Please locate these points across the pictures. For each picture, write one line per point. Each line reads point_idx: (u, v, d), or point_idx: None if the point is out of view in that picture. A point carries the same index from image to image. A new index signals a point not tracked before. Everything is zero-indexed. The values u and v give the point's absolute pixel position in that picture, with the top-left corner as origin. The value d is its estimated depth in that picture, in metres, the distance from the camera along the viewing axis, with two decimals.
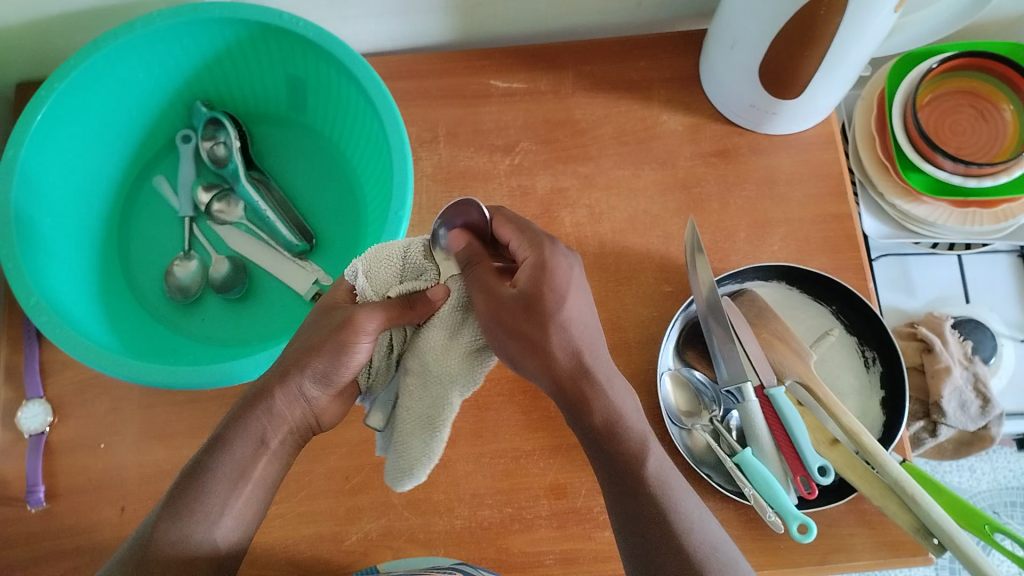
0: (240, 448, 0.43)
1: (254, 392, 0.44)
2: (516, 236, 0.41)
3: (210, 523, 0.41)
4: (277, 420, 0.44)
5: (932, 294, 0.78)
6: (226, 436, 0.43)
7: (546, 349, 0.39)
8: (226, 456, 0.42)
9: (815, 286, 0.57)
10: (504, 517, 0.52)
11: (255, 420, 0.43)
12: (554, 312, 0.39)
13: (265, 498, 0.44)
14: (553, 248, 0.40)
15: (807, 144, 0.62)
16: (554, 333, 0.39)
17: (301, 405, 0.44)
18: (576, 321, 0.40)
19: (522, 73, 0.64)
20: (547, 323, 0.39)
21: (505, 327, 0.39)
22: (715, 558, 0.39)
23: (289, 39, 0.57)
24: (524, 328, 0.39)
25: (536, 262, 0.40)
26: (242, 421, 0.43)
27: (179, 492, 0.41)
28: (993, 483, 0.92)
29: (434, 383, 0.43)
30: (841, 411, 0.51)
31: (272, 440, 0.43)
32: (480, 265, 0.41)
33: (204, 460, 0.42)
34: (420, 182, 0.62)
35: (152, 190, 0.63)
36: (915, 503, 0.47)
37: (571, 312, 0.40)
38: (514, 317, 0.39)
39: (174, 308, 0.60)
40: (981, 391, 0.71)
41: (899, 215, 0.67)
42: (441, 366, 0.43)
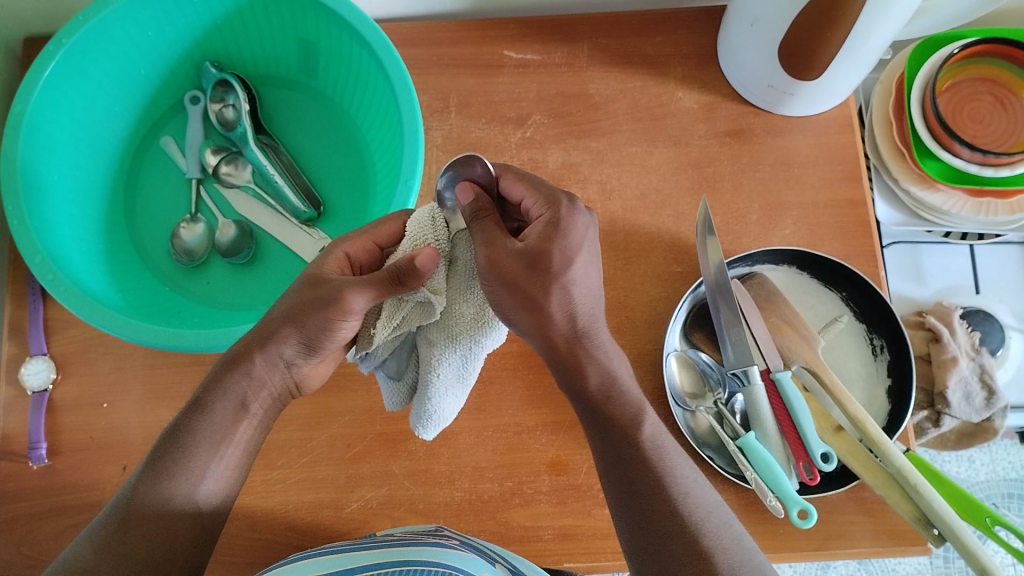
0: (219, 412, 0.42)
1: (232, 353, 0.43)
2: (530, 194, 0.39)
3: (189, 488, 0.41)
4: (256, 385, 0.43)
5: (941, 284, 0.77)
6: (205, 400, 0.42)
7: (550, 322, 0.39)
8: (203, 423, 0.42)
9: (825, 272, 0.56)
10: (505, 491, 0.52)
11: (232, 383, 0.43)
12: (561, 273, 0.38)
13: (244, 460, 0.44)
14: (570, 207, 0.38)
15: (824, 127, 0.61)
16: (557, 304, 0.38)
17: (282, 371, 0.44)
18: (582, 295, 0.39)
19: (537, 45, 0.63)
20: (551, 284, 0.38)
21: (503, 280, 0.38)
22: (711, 523, 0.40)
23: (304, 3, 0.56)
24: (526, 285, 0.37)
25: (550, 221, 0.37)
26: (221, 384, 0.43)
27: (159, 456, 0.42)
28: (991, 473, 0.92)
29: (466, 353, 0.42)
30: (847, 399, 0.50)
31: (251, 404, 0.43)
32: (487, 219, 0.39)
33: (181, 423, 0.42)
34: (430, 151, 0.61)
35: (159, 150, 0.63)
36: (918, 494, 0.47)
37: (576, 275, 0.38)
38: (515, 272, 0.37)
39: (180, 270, 0.59)
40: (987, 382, 0.71)
41: (913, 203, 0.66)
42: (470, 337, 0.42)
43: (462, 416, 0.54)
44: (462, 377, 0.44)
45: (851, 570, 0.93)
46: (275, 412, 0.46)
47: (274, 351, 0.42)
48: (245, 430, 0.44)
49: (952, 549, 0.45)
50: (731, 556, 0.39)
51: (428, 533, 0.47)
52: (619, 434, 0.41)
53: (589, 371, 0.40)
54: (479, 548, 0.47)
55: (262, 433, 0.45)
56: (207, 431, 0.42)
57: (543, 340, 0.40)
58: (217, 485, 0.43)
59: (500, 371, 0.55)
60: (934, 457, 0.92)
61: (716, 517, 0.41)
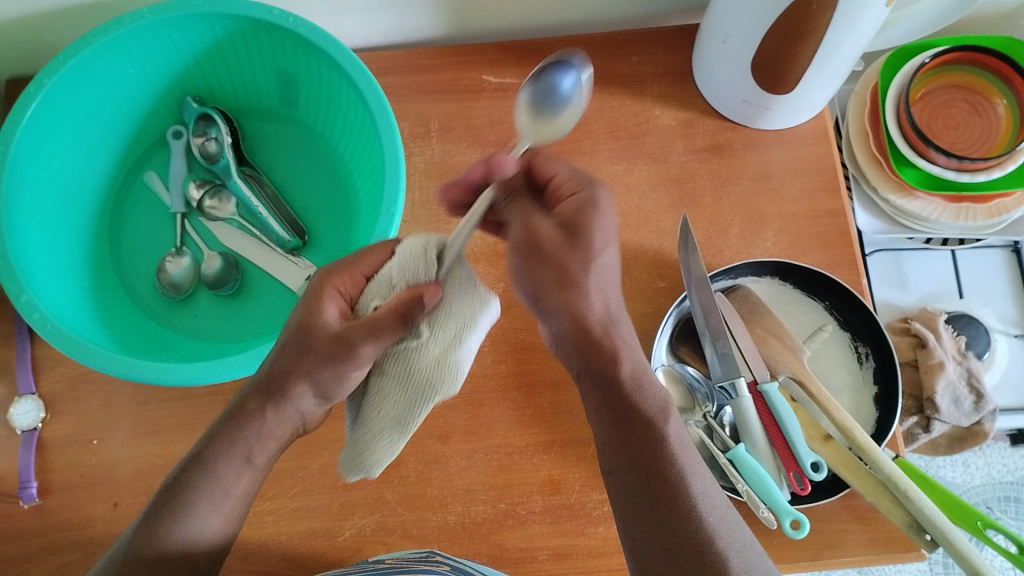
0: (223, 468, 0.42)
1: (236, 405, 0.44)
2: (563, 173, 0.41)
3: (190, 538, 0.41)
4: (263, 440, 0.43)
5: (926, 289, 0.78)
6: (209, 458, 0.42)
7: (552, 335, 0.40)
8: (201, 484, 0.42)
9: (808, 282, 0.57)
10: (498, 512, 0.52)
11: (239, 439, 0.43)
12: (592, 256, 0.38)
13: (242, 507, 0.44)
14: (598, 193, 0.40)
15: (800, 139, 0.61)
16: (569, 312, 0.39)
17: (292, 419, 0.44)
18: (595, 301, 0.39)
19: (515, 68, 0.64)
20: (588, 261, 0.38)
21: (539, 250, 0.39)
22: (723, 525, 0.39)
23: (281, 35, 0.56)
24: (564, 258, 0.38)
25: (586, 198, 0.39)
26: (227, 441, 0.42)
27: (155, 512, 0.41)
28: (986, 477, 0.92)
29: (416, 389, 0.41)
30: (834, 407, 0.51)
31: (257, 458, 0.43)
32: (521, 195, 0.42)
33: (183, 476, 0.42)
34: (413, 177, 0.62)
35: (144, 186, 0.63)
36: (908, 499, 0.47)
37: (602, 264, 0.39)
38: (556, 245, 0.38)
39: (166, 304, 0.59)
40: (975, 386, 0.71)
41: (892, 211, 0.67)
42: (425, 376, 0.41)
43: (453, 439, 0.54)
44: (402, 425, 0.42)
45: None
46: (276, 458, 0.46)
47: (283, 408, 0.43)
48: (248, 482, 0.44)
49: (945, 554, 0.45)
50: (744, 560, 0.38)
51: (420, 559, 0.47)
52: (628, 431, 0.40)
53: (624, 357, 0.39)
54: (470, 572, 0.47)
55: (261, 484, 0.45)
56: (205, 486, 0.42)
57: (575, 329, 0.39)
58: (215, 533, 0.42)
59: (490, 392, 0.55)
60: (928, 463, 0.92)
61: (730, 519, 0.39)
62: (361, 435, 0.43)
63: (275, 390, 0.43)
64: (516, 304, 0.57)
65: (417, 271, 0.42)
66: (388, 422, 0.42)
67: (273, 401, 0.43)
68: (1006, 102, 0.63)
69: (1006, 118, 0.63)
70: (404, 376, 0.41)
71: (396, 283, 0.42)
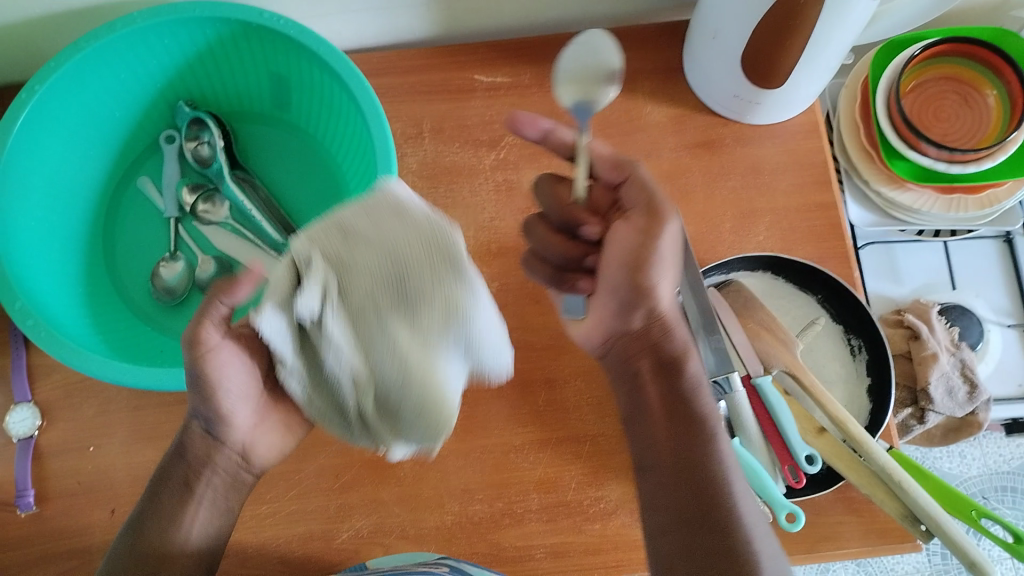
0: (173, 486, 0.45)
1: (177, 442, 0.47)
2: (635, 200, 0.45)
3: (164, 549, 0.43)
4: (201, 466, 0.46)
5: (919, 282, 0.78)
6: (162, 479, 0.46)
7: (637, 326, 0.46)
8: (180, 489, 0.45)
9: (799, 275, 0.57)
10: (495, 511, 0.52)
11: (179, 462, 0.46)
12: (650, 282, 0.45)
13: (220, 528, 0.47)
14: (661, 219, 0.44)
15: (791, 134, 0.62)
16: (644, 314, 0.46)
17: (223, 448, 0.46)
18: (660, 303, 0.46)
19: (506, 68, 0.64)
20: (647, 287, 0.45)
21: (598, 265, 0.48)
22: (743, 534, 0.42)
23: (272, 38, 0.56)
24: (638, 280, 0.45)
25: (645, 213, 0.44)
26: (168, 466, 0.46)
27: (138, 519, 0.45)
28: (983, 468, 0.93)
29: (401, 312, 0.38)
30: (827, 400, 0.51)
31: (195, 482, 0.45)
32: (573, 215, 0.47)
33: (140, 513, 0.45)
34: (405, 178, 0.62)
35: (137, 191, 0.63)
36: (903, 491, 0.48)
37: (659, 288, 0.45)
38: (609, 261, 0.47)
39: (161, 309, 0.60)
40: (968, 376, 0.71)
41: (884, 204, 0.67)
42: (391, 291, 0.38)
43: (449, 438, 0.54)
44: (407, 373, 0.39)
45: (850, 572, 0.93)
46: (232, 494, 0.47)
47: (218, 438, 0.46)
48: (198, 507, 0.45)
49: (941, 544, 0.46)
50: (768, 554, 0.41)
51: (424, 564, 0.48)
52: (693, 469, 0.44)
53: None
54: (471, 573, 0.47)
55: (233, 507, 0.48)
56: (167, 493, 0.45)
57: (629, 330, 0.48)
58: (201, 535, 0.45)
59: (485, 391, 0.55)
60: (924, 455, 0.93)
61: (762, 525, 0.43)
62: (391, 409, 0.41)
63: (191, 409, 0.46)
64: (510, 304, 0.58)
65: (291, 263, 0.37)
66: (400, 376, 0.39)
67: (189, 419, 0.46)
68: (996, 92, 0.63)
69: (996, 111, 0.63)
70: (369, 312, 0.38)
71: (283, 273, 0.37)
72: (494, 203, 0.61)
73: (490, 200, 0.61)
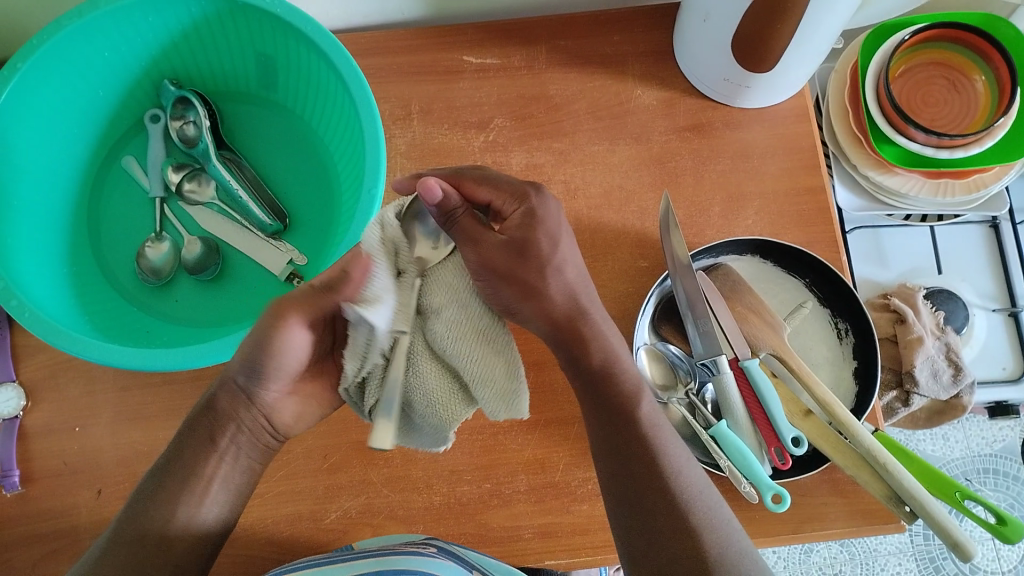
0: (194, 457, 0.44)
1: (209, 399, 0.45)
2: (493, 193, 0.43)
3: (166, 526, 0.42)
4: (229, 418, 0.45)
5: (905, 266, 0.79)
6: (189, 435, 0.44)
7: (541, 292, 0.43)
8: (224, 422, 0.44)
9: (788, 259, 0.57)
10: (483, 492, 0.52)
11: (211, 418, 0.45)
12: (549, 257, 0.43)
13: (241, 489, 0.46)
14: (537, 196, 0.43)
15: (780, 118, 0.62)
16: (550, 279, 0.43)
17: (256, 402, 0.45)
18: (570, 272, 0.44)
19: (495, 49, 0.63)
20: (544, 268, 0.43)
21: (495, 272, 0.41)
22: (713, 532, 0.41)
23: (258, 17, 0.56)
24: (522, 273, 0.42)
25: (526, 211, 0.42)
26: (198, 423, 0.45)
27: (145, 497, 0.43)
28: (966, 450, 0.94)
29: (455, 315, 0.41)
30: (814, 382, 0.52)
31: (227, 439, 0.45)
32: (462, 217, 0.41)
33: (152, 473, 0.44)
34: (394, 160, 0.61)
35: (122, 170, 0.62)
36: (886, 471, 0.48)
37: (561, 255, 0.43)
38: (509, 264, 0.41)
39: (148, 290, 0.59)
40: (952, 360, 0.72)
41: (872, 188, 0.67)
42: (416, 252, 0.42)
43: None
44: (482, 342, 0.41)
45: (833, 552, 0.94)
46: (262, 448, 0.47)
47: (249, 387, 0.44)
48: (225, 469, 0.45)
49: (926, 526, 0.46)
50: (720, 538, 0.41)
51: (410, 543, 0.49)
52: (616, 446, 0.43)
53: (593, 346, 0.44)
54: (459, 555, 0.49)
55: (262, 463, 0.47)
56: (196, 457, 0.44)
57: (546, 322, 0.45)
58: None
59: None
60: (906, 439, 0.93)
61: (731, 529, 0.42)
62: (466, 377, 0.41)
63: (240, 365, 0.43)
64: None
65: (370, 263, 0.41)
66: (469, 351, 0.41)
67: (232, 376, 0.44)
68: (984, 78, 0.63)
69: (985, 94, 0.63)
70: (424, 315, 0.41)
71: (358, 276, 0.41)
72: None
73: None
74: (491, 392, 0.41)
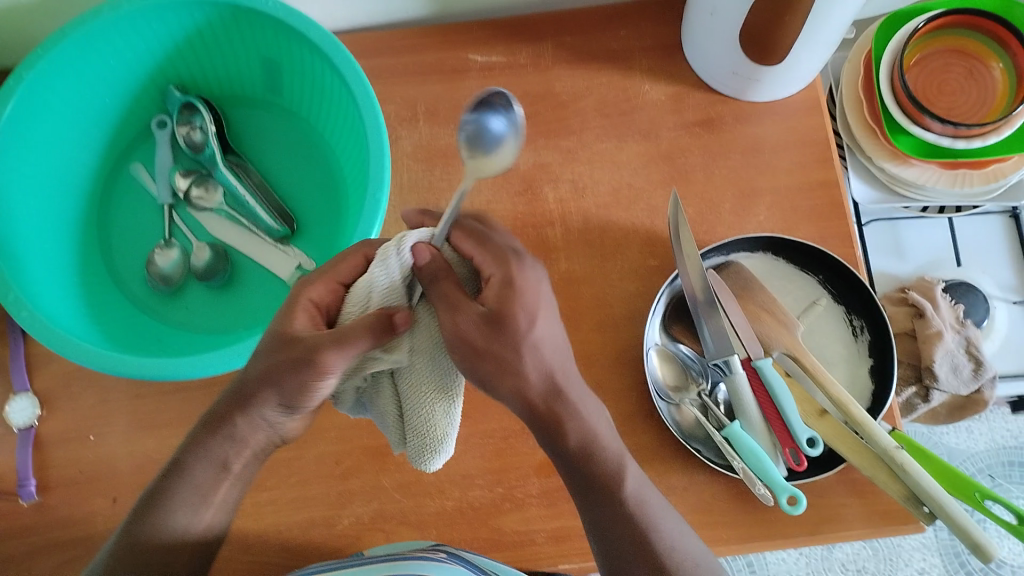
0: (200, 474, 0.44)
1: (209, 416, 0.45)
2: (478, 252, 0.42)
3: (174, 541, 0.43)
4: (240, 445, 0.44)
5: (923, 259, 0.78)
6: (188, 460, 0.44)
7: (516, 368, 0.40)
8: (225, 441, 0.44)
9: (801, 256, 0.56)
10: (495, 497, 0.52)
11: (214, 446, 0.44)
12: (525, 334, 0.40)
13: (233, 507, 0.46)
14: (519, 264, 0.41)
15: (792, 110, 0.60)
16: (525, 354, 0.40)
17: (266, 429, 0.44)
18: (548, 351, 0.41)
19: (500, 48, 0.63)
20: (519, 345, 0.40)
21: (471, 346, 0.40)
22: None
23: (262, 21, 0.56)
24: (497, 349, 0.40)
25: (502, 279, 0.41)
26: (203, 445, 0.44)
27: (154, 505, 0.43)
28: (990, 443, 0.92)
29: (434, 356, 0.42)
30: (829, 381, 0.51)
31: (233, 464, 0.45)
32: (445, 281, 0.40)
33: (161, 484, 0.44)
34: (400, 161, 0.61)
35: (131, 178, 0.62)
36: (904, 472, 0.47)
37: (539, 334, 0.41)
38: (484, 338, 0.40)
39: (158, 297, 0.59)
40: (973, 354, 0.71)
41: (888, 180, 0.66)
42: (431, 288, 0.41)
43: None
44: (443, 387, 0.42)
45: (856, 548, 0.93)
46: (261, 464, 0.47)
47: (252, 416, 0.43)
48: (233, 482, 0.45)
49: (943, 526, 0.45)
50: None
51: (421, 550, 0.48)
52: (597, 487, 0.43)
53: (569, 427, 0.42)
54: (466, 559, 0.47)
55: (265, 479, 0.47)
56: (202, 473, 0.44)
57: (522, 403, 0.42)
58: (212, 523, 0.45)
59: None
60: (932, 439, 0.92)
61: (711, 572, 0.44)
62: (411, 423, 0.43)
63: (249, 393, 0.43)
64: None
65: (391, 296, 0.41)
66: (425, 387, 0.42)
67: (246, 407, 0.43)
68: (1002, 65, 0.61)
69: (1002, 82, 0.61)
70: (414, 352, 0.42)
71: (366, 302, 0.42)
72: (490, 185, 0.60)
73: (485, 183, 0.60)
74: (428, 446, 0.44)
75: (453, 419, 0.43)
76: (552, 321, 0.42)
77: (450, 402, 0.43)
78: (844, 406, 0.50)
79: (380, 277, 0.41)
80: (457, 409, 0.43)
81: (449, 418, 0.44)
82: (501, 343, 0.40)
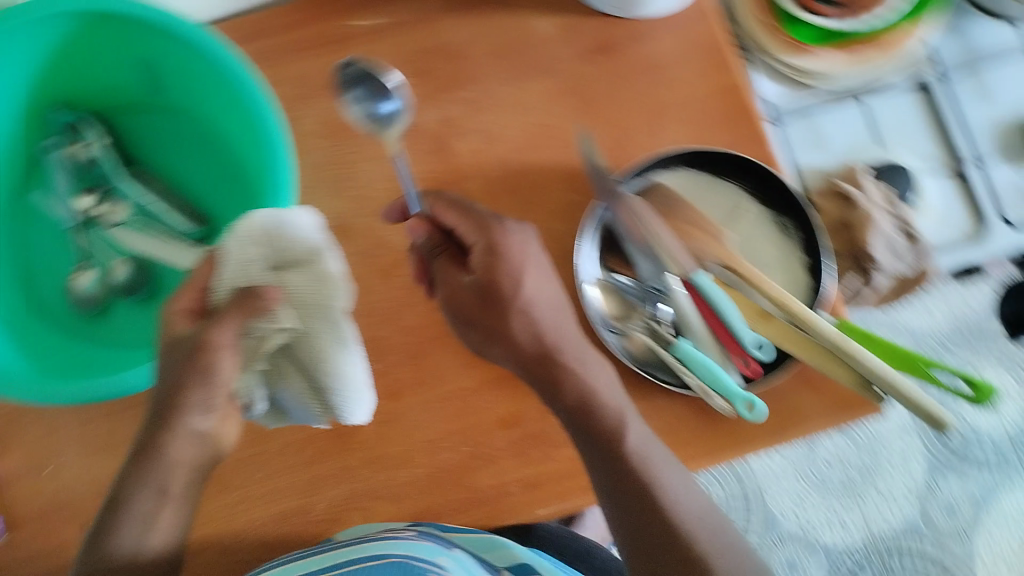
0: (139, 500, 0.44)
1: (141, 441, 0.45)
2: (461, 221, 0.47)
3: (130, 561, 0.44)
4: (173, 466, 0.45)
5: (845, 145, 0.77)
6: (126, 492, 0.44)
7: (508, 334, 0.46)
8: (159, 458, 0.44)
9: (721, 165, 0.55)
10: (463, 456, 0.52)
11: (152, 470, 0.45)
12: (512, 299, 0.46)
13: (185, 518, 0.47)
14: (502, 229, 0.46)
15: (688, 20, 0.59)
16: (514, 320, 0.46)
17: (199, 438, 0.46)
18: (538, 311, 0.46)
19: (382, 7, 0.60)
20: (506, 313, 0.46)
21: (466, 313, 0.47)
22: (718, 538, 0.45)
23: (127, 24, 0.53)
24: (486, 317, 0.46)
25: (487, 246, 0.46)
26: (139, 475, 0.44)
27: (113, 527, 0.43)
28: (949, 315, 0.95)
29: (316, 300, 0.47)
30: (762, 282, 0.50)
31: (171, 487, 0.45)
32: (443, 255, 0.48)
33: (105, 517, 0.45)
34: (304, 141, 0.58)
35: (32, 207, 0.61)
36: (851, 358, 0.48)
37: (529, 294, 0.46)
38: (476, 307, 0.46)
39: (86, 318, 0.58)
40: (907, 229, 0.72)
41: (792, 72, 0.65)
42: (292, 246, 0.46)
43: (404, 396, 0.53)
44: (323, 307, 0.47)
45: (837, 444, 0.99)
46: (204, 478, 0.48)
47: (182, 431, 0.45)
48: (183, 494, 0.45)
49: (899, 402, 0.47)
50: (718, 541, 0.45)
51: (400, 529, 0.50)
52: (601, 438, 0.45)
53: (567, 384, 0.45)
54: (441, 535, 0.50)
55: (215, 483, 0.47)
56: (143, 500, 0.44)
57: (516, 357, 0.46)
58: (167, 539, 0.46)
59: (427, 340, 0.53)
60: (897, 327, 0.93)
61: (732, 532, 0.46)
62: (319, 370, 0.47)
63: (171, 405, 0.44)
64: None
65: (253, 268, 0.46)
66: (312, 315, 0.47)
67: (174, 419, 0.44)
68: None
69: None
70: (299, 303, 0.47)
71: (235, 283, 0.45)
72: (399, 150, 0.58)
73: None
74: (344, 402, 0.47)
75: (345, 337, 0.47)
76: (543, 279, 0.47)
77: (335, 318, 0.47)
78: (798, 320, 0.49)
79: (251, 257, 0.46)
80: (348, 328, 0.47)
81: (359, 371, 0.47)
82: (488, 312, 0.46)
